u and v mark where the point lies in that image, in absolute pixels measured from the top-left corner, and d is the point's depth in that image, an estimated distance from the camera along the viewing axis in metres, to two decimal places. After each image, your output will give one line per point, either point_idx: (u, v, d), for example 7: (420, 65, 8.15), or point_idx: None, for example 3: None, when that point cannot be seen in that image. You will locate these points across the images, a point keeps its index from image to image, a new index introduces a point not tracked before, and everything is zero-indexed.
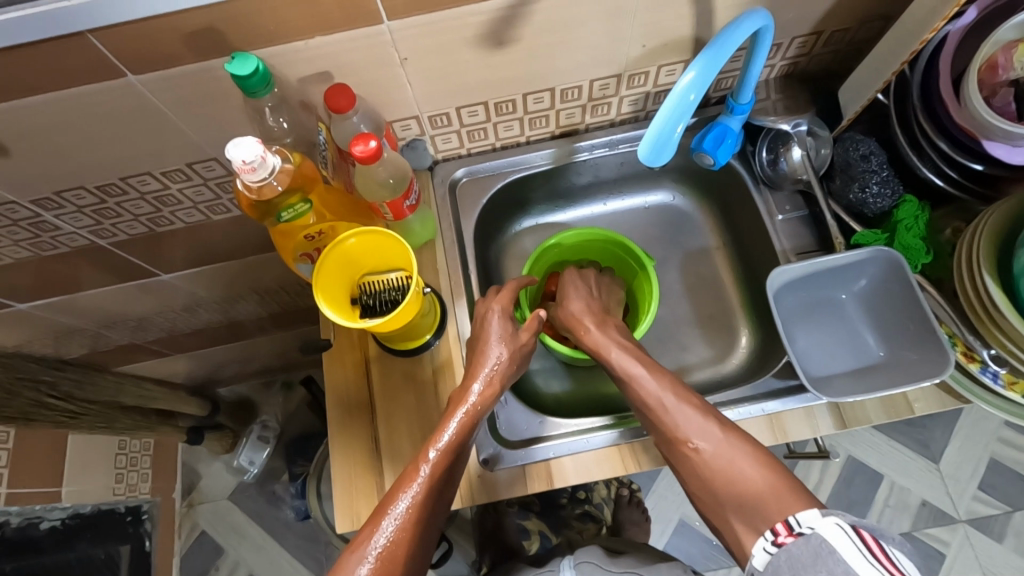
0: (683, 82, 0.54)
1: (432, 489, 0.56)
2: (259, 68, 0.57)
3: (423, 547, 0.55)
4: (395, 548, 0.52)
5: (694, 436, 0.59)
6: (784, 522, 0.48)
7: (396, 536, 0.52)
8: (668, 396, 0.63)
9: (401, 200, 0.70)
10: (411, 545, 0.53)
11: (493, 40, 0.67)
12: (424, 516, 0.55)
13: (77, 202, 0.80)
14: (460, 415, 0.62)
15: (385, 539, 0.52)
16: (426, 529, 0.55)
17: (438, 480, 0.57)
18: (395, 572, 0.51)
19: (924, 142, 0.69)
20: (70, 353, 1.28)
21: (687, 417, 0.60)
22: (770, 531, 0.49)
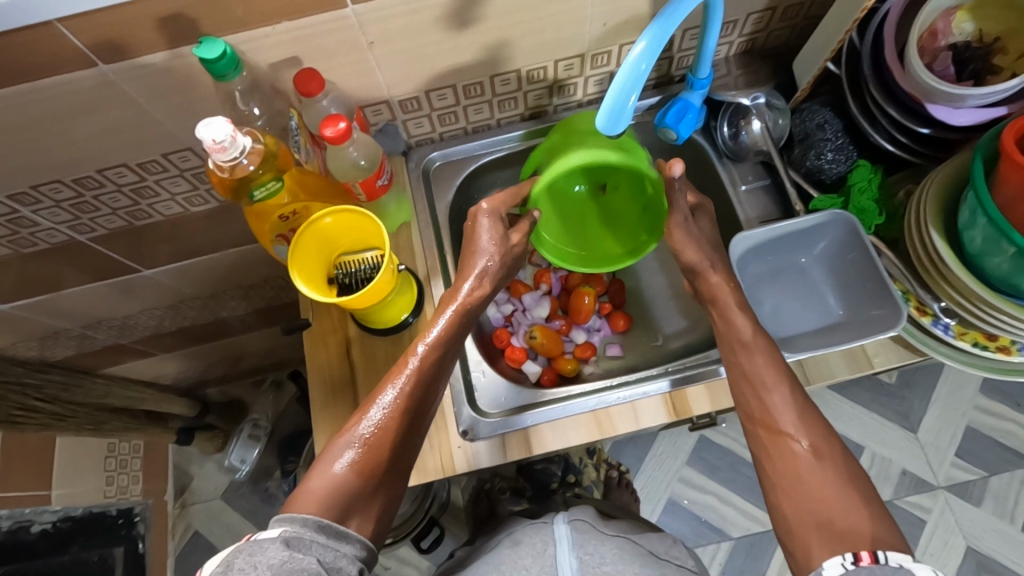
0: (634, 52, 0.57)
1: (420, 382, 0.61)
2: (226, 51, 0.58)
3: (410, 436, 0.60)
4: (381, 435, 0.57)
5: (800, 434, 0.56)
6: (870, 552, 0.47)
7: (384, 423, 0.58)
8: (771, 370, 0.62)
9: (374, 180, 0.72)
10: (396, 435, 0.58)
11: (457, 21, 0.69)
12: (413, 412, 0.60)
13: (54, 196, 0.82)
14: (449, 313, 0.67)
15: (373, 425, 0.58)
16: (413, 419, 0.60)
17: (429, 370, 0.63)
18: (380, 453, 0.57)
19: (876, 110, 0.72)
20: (56, 356, 1.29)
21: (788, 410, 0.58)
22: (850, 554, 0.48)
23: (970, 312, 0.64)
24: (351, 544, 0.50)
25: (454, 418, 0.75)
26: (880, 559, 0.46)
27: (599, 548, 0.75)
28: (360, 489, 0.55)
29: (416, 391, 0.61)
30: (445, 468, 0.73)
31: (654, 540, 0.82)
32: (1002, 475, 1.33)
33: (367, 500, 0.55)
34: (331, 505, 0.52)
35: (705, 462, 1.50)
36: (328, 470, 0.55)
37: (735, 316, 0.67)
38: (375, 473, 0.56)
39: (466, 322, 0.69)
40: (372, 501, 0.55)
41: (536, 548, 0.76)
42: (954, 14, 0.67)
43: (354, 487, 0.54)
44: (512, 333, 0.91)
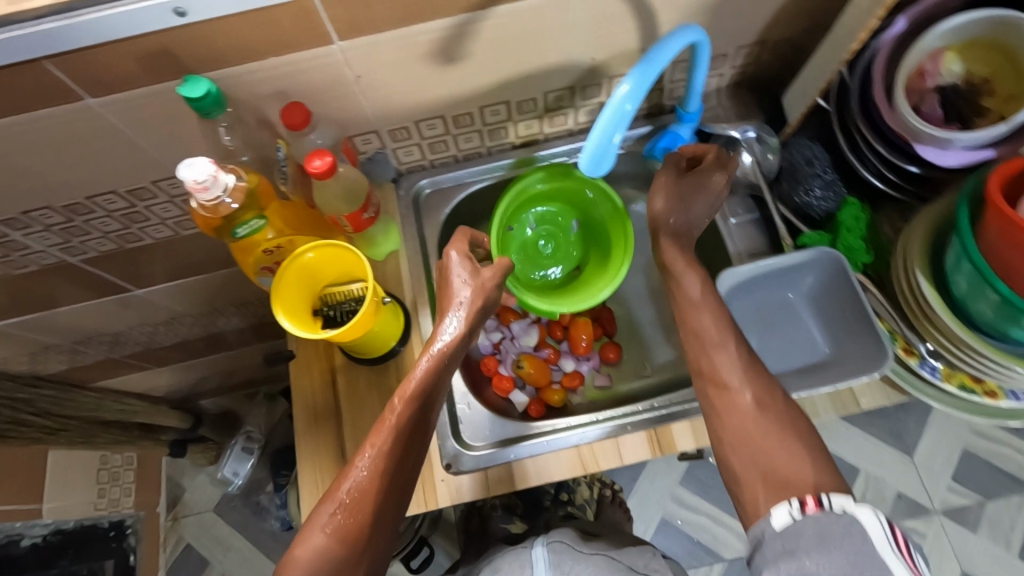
0: (618, 93, 0.57)
1: (395, 442, 0.60)
2: (210, 90, 0.58)
3: (393, 495, 0.60)
4: (360, 499, 0.57)
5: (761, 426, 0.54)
6: (813, 496, 0.48)
7: (360, 487, 0.58)
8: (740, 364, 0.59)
9: (360, 213, 0.72)
10: (376, 497, 0.58)
11: (445, 56, 0.69)
12: (393, 474, 0.59)
13: (45, 221, 0.82)
14: (427, 359, 0.64)
15: (351, 489, 0.58)
16: (394, 478, 0.60)
17: (404, 426, 0.60)
18: (359, 519, 0.57)
19: (864, 146, 0.72)
20: (49, 370, 1.29)
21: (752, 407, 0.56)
22: (795, 500, 0.49)
23: (956, 356, 0.64)
24: None
25: (438, 450, 0.74)
26: (824, 502, 0.48)
27: (576, 567, 0.76)
28: (342, 556, 0.56)
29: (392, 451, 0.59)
30: (428, 501, 0.72)
31: (636, 553, 0.83)
32: (998, 500, 1.32)
33: (354, 562, 0.56)
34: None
35: (698, 482, 1.50)
36: (311, 535, 0.56)
37: (705, 313, 0.63)
38: (357, 540, 0.57)
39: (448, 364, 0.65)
40: (357, 564, 0.57)
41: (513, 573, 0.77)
42: (943, 55, 0.67)
43: (336, 556, 0.56)
44: (500, 362, 0.90)
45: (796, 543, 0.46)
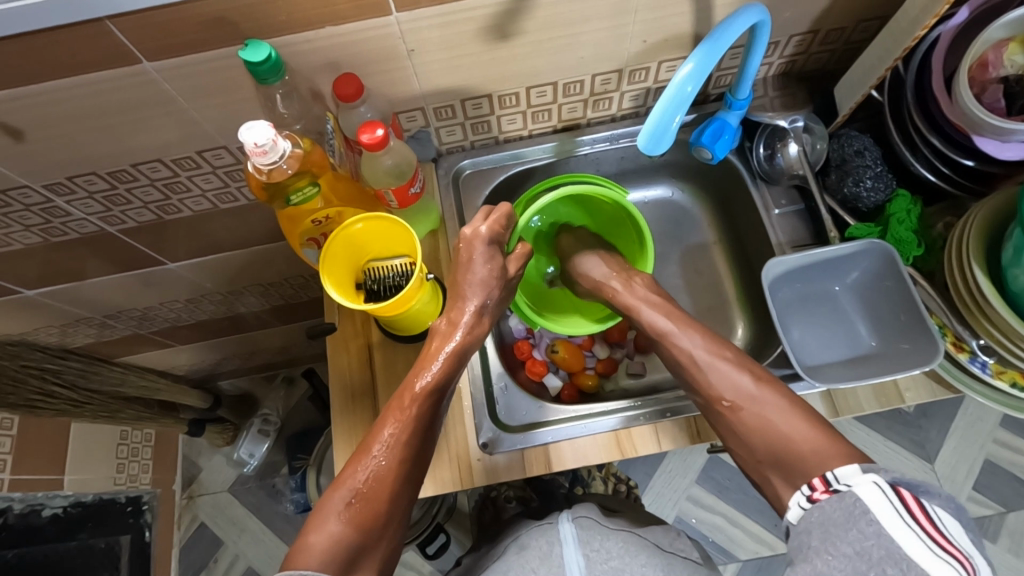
0: (680, 73, 0.56)
1: (411, 432, 0.63)
2: (271, 56, 0.58)
3: (408, 484, 0.61)
4: (377, 486, 0.59)
5: (727, 394, 0.65)
6: (822, 479, 0.53)
7: (378, 474, 0.60)
8: (759, 409, 0.63)
9: (406, 188, 0.72)
10: (393, 484, 0.60)
11: (498, 33, 0.68)
12: (407, 464, 0.61)
13: (89, 187, 0.82)
14: (441, 359, 0.68)
15: (366, 476, 0.59)
16: (409, 468, 0.62)
17: (416, 419, 0.64)
18: (376, 503, 0.59)
19: (918, 138, 0.71)
20: (76, 342, 1.30)
21: (726, 378, 0.66)
22: (807, 487, 0.54)
23: (1010, 351, 0.63)
24: None
25: (474, 430, 0.74)
26: (830, 483, 0.52)
27: (605, 544, 0.80)
28: (356, 543, 0.56)
29: (399, 441, 0.62)
30: (463, 480, 0.72)
31: (659, 532, 0.87)
32: (1020, 512, 1.30)
33: (371, 546, 0.57)
34: (329, 562, 0.54)
35: (715, 481, 1.49)
36: (325, 525, 0.57)
37: (711, 372, 0.67)
38: (371, 526, 0.58)
39: (458, 365, 0.69)
40: (373, 547, 0.57)
41: (543, 549, 0.79)
42: (1006, 46, 0.65)
43: (349, 543, 0.56)
44: (533, 346, 0.90)
45: (807, 536, 0.50)
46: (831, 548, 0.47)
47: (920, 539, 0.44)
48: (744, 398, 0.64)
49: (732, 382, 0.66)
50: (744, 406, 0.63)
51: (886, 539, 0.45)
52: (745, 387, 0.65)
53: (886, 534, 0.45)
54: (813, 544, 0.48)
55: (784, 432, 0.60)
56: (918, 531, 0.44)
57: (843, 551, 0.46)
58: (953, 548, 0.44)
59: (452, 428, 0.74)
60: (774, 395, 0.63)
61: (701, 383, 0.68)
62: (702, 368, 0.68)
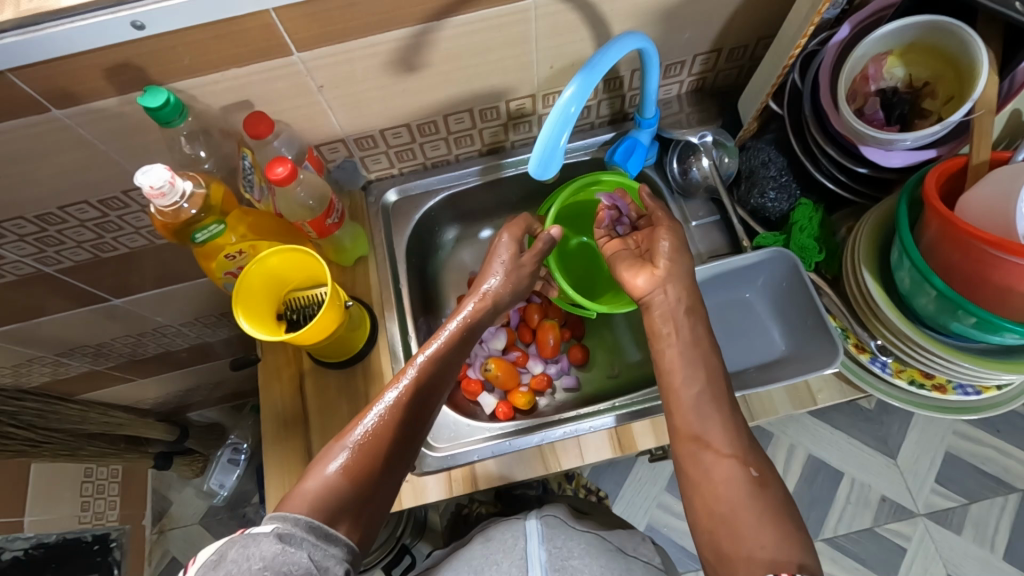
0: (563, 96, 0.59)
1: (413, 390, 0.61)
2: (170, 100, 0.60)
3: (405, 443, 0.59)
4: (374, 439, 0.56)
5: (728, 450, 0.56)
6: None
7: (375, 429, 0.57)
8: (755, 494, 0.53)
9: (323, 219, 0.73)
10: (388, 442, 0.57)
11: (405, 65, 0.71)
12: (406, 426, 0.59)
13: (18, 231, 0.84)
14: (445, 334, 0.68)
15: (366, 429, 0.57)
16: (407, 428, 0.59)
17: (423, 381, 0.62)
18: (374, 457, 0.56)
19: (816, 149, 0.74)
20: (31, 382, 1.31)
21: (733, 435, 0.57)
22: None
23: (905, 351, 0.65)
24: (339, 547, 0.48)
25: None
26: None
27: (567, 542, 0.79)
28: (350, 495, 0.52)
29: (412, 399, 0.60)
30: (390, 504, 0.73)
31: (623, 537, 0.88)
32: (982, 502, 1.33)
33: (362, 503, 0.53)
34: (321, 507, 0.50)
35: None
36: (322, 469, 0.54)
37: (713, 420, 0.58)
38: (366, 478, 0.54)
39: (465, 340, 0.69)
40: (366, 505, 0.53)
41: (507, 542, 0.80)
42: (885, 60, 0.69)
43: (346, 491, 0.52)
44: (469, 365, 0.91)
45: None
46: None
47: None
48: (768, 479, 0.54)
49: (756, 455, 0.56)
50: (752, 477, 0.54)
51: None
52: (763, 466, 0.55)
53: None
54: None
55: (770, 529, 0.50)
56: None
57: None
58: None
59: None
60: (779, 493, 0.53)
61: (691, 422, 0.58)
62: (705, 412, 0.58)
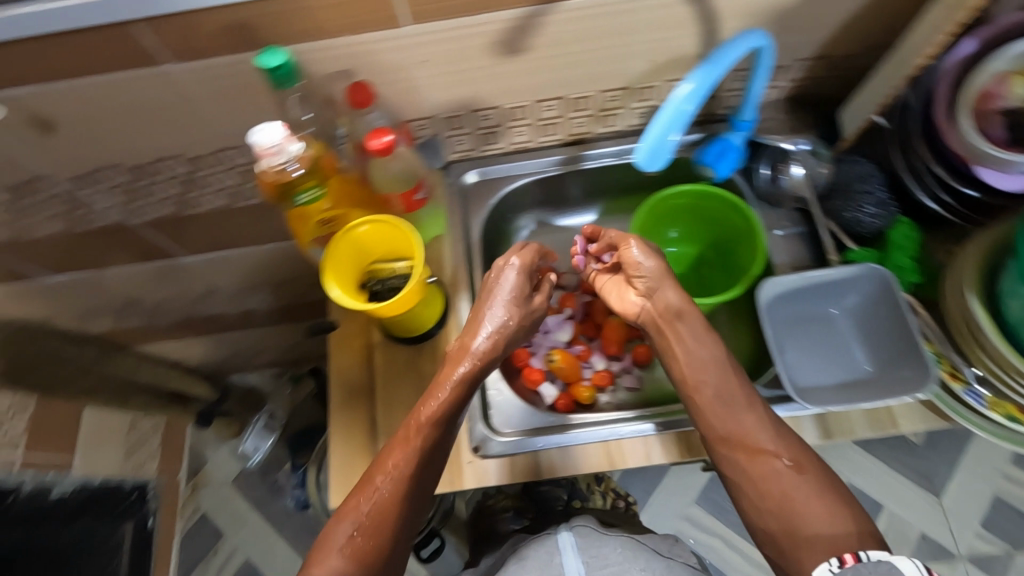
0: (679, 93, 0.58)
1: (434, 425, 0.65)
2: (286, 63, 0.60)
3: (430, 473, 0.65)
4: (387, 503, 0.61)
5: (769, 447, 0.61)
6: (852, 553, 0.51)
7: (389, 490, 0.61)
8: (804, 483, 0.58)
9: (411, 194, 0.74)
10: (400, 502, 0.62)
11: (509, 48, 0.71)
12: (414, 482, 0.63)
13: (111, 180, 0.86)
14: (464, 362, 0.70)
15: (378, 495, 0.61)
16: (421, 471, 0.64)
17: (457, 397, 0.67)
18: (388, 520, 0.61)
19: (923, 166, 0.72)
20: (93, 328, 1.36)
21: (764, 429, 0.62)
22: (835, 559, 0.52)
23: (1007, 383, 0.63)
24: None
25: (466, 432, 0.76)
26: (862, 556, 0.51)
27: (603, 550, 0.80)
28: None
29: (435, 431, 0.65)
30: (453, 483, 0.73)
31: (657, 539, 0.87)
32: None
33: (379, 560, 0.59)
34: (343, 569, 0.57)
35: (715, 504, 1.49)
36: (334, 542, 0.59)
37: (736, 418, 0.63)
38: (373, 555, 0.59)
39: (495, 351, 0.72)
40: (390, 548, 0.60)
41: (542, 560, 0.80)
42: (1011, 79, 0.66)
43: (362, 556, 0.59)
44: (532, 353, 0.91)
45: None
46: None
47: None
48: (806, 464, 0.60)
49: (788, 443, 0.61)
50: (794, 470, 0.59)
51: None
52: (799, 453, 0.60)
53: None
54: None
55: (817, 510, 0.56)
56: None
57: None
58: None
59: None
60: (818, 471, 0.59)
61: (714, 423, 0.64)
62: (729, 413, 0.64)
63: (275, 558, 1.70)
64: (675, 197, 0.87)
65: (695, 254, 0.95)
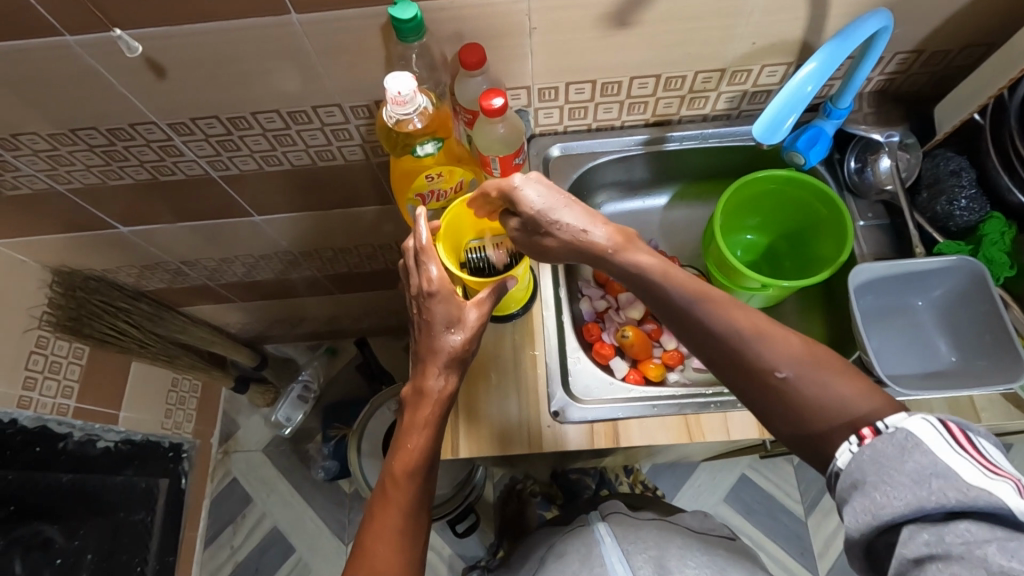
0: (801, 74, 0.62)
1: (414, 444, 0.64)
2: (416, 16, 0.62)
3: (421, 487, 0.62)
4: (381, 533, 0.59)
5: (775, 365, 0.52)
6: (870, 427, 0.47)
7: (381, 520, 0.60)
8: (817, 378, 0.51)
9: (511, 158, 0.75)
10: (396, 528, 0.60)
11: (618, 20, 0.72)
12: (409, 502, 0.61)
13: (206, 130, 0.88)
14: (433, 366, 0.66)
15: (375, 523, 0.60)
16: (413, 482, 0.62)
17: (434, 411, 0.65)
18: (387, 539, 0.59)
19: (1018, 164, 0.72)
20: (150, 284, 1.38)
21: (758, 344, 0.53)
22: (854, 436, 0.47)
23: None
24: None
25: (546, 397, 0.77)
26: (881, 429, 0.46)
27: (639, 534, 0.80)
28: None
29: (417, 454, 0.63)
30: (534, 445, 0.75)
31: (688, 516, 0.90)
32: None
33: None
34: None
35: (744, 503, 1.50)
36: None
37: (744, 347, 0.54)
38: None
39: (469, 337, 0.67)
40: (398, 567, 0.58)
41: (581, 553, 0.79)
42: None
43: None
44: (603, 329, 0.92)
45: (863, 479, 0.45)
46: (889, 480, 0.43)
47: (974, 466, 0.41)
48: (801, 364, 0.52)
49: (779, 349, 0.52)
50: (799, 377, 0.51)
51: (944, 467, 0.42)
52: (798, 353, 0.52)
53: (942, 463, 0.42)
54: (869, 477, 0.44)
55: (839, 404, 0.49)
56: (969, 456, 0.42)
57: (903, 481, 0.42)
58: (1004, 471, 0.42)
59: (525, 393, 0.77)
60: (827, 366, 0.51)
61: (724, 360, 0.55)
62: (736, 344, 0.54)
63: (302, 527, 1.71)
64: (754, 186, 0.89)
65: (766, 243, 0.97)
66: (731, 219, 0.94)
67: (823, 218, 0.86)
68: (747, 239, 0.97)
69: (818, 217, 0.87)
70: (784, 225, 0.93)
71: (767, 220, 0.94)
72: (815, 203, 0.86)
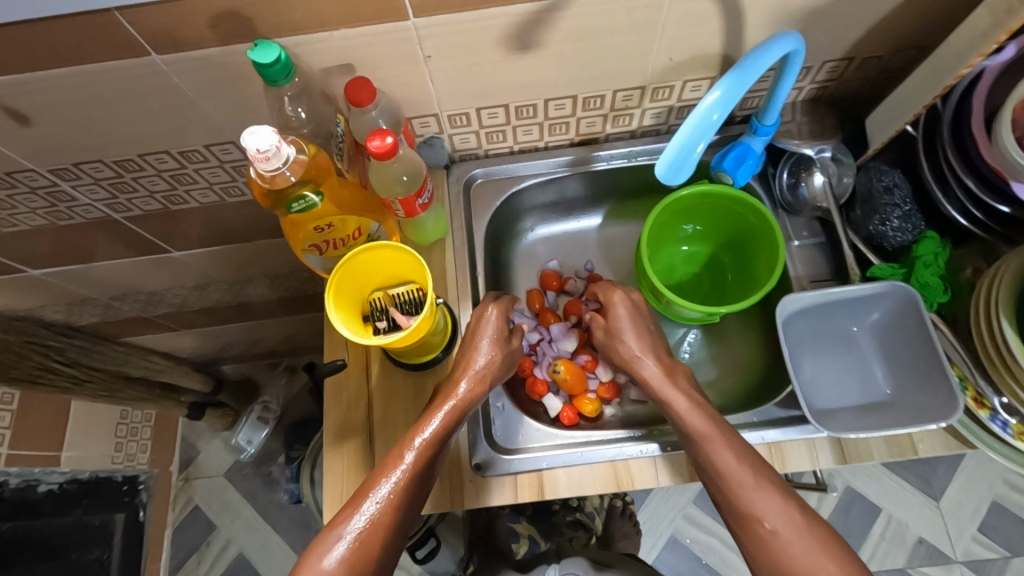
0: (706, 101, 0.56)
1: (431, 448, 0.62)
2: (281, 57, 0.56)
3: (414, 509, 0.60)
4: (372, 532, 0.56)
5: (767, 517, 0.55)
6: None
7: (373, 518, 0.57)
8: (807, 543, 0.53)
9: (414, 198, 0.69)
10: (387, 531, 0.57)
11: (519, 42, 0.66)
12: (402, 511, 0.59)
13: (95, 175, 0.81)
14: (446, 408, 0.65)
15: (366, 519, 0.57)
16: (416, 493, 0.60)
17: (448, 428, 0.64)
18: (377, 544, 0.56)
19: (952, 178, 0.67)
20: (80, 321, 1.30)
21: (776, 488, 0.57)
22: None
23: None
24: None
25: (469, 449, 0.73)
26: None
27: None
28: None
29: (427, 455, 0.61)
30: (453, 503, 0.70)
31: None
32: None
33: None
34: None
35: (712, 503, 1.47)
36: (317, 564, 0.55)
37: (748, 497, 0.57)
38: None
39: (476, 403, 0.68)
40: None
41: None
42: None
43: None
44: (535, 363, 0.87)
45: None
46: None
47: None
48: (789, 527, 0.54)
49: (769, 501, 0.56)
50: (787, 536, 0.54)
51: None
52: (787, 512, 0.55)
53: None
54: None
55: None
56: None
57: None
58: None
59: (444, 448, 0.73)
60: (824, 532, 0.54)
61: (736, 498, 0.57)
62: (732, 488, 0.58)
63: (268, 552, 1.64)
64: (682, 204, 0.84)
65: (709, 253, 0.92)
66: (666, 235, 0.89)
67: (757, 232, 0.80)
68: (687, 251, 0.92)
69: (753, 231, 0.81)
70: (722, 235, 0.88)
71: (703, 230, 0.89)
72: (747, 217, 0.80)
